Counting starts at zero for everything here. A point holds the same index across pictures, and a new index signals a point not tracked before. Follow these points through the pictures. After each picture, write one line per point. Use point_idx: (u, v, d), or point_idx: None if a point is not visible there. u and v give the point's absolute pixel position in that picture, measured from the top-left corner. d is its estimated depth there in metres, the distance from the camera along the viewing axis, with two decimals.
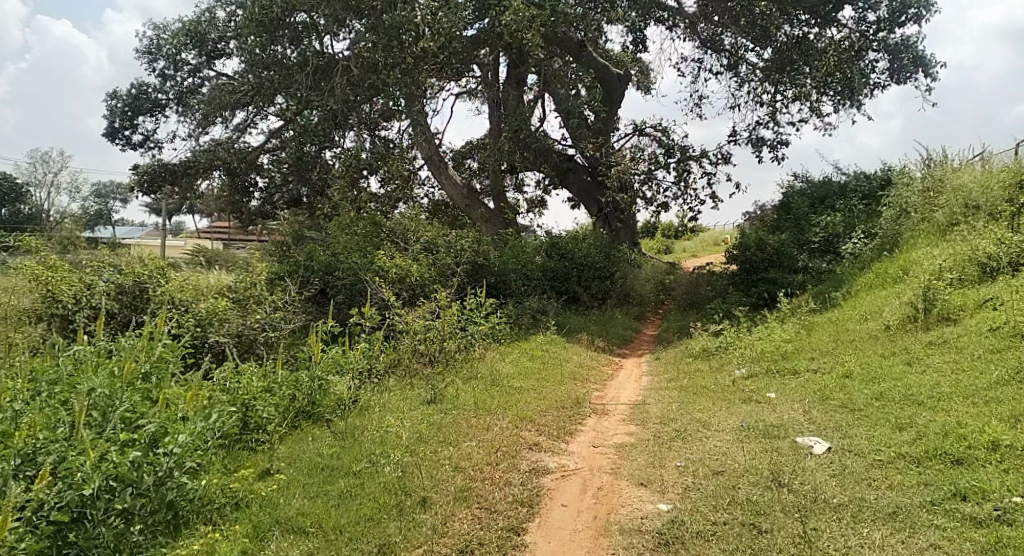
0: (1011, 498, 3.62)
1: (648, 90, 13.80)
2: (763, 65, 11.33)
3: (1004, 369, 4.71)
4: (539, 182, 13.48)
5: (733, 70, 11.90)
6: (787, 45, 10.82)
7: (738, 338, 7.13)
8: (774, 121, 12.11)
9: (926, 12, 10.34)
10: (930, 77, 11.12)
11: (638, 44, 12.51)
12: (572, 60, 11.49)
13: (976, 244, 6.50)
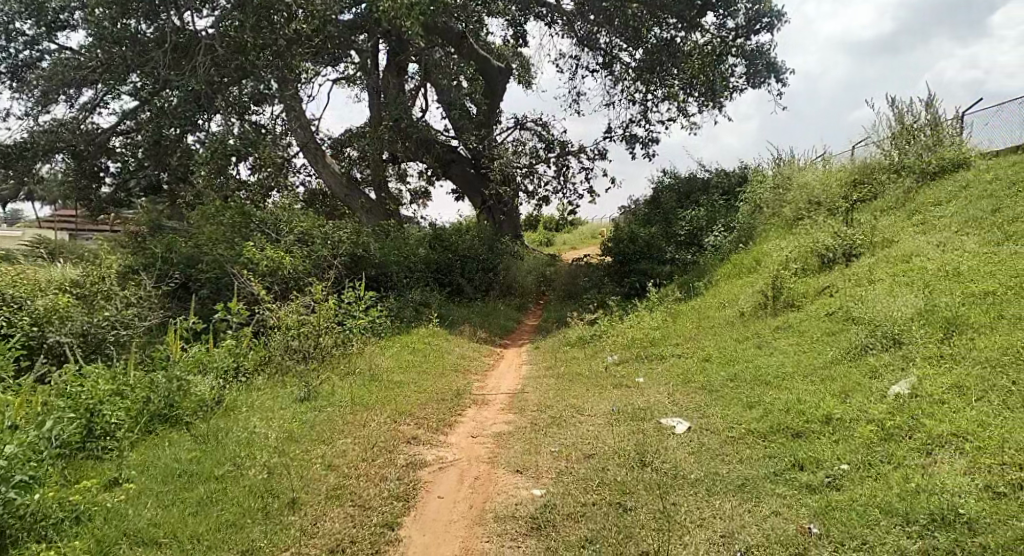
0: (839, 465, 4.11)
1: (529, 84, 14.05)
2: (634, 65, 11.80)
3: (837, 349, 5.24)
4: (423, 173, 13.35)
5: (608, 68, 12.35)
6: (657, 47, 11.19)
7: (611, 327, 7.45)
8: (645, 119, 12.71)
9: (777, 22, 11.20)
10: (782, 83, 12.09)
11: (519, 38, 12.67)
12: (453, 51, 11.48)
13: (816, 237, 7.17)
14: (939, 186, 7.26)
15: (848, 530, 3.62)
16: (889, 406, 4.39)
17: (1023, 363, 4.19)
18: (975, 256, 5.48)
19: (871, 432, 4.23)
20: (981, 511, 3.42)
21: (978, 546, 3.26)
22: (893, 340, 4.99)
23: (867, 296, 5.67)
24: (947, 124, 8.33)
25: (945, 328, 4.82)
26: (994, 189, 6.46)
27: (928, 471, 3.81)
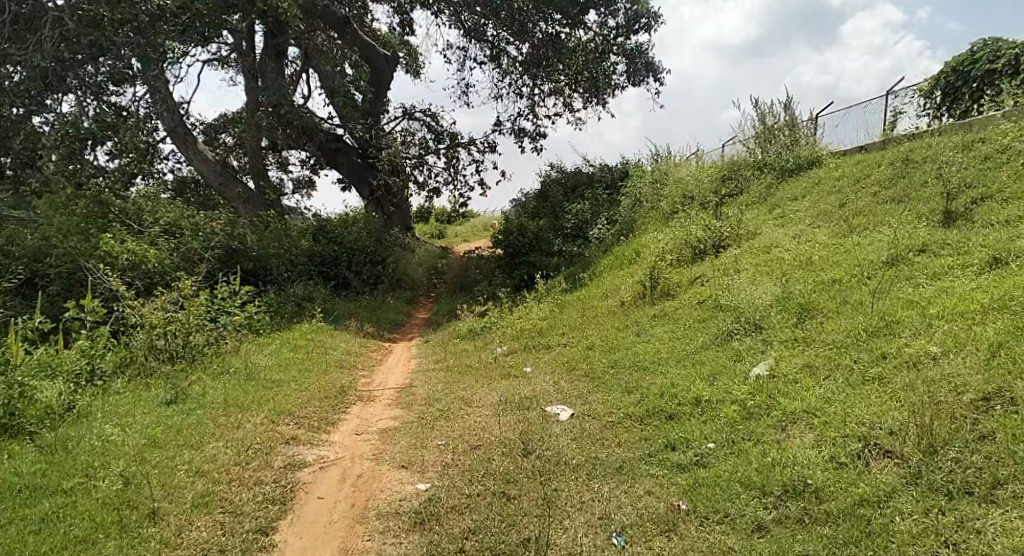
0: (707, 444, 4.39)
1: (417, 74, 13.90)
2: (521, 59, 11.93)
3: (706, 335, 5.57)
4: (305, 161, 12.82)
5: (496, 61, 12.43)
6: (542, 41, 11.53)
7: (501, 318, 7.52)
8: (533, 113, 12.91)
9: (654, 23, 11.73)
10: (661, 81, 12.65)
11: (405, 26, 12.48)
12: (336, 36, 11.11)
13: (690, 229, 7.58)
14: (796, 183, 7.87)
15: (713, 504, 3.89)
16: (751, 387, 4.74)
17: (862, 343, 4.63)
18: (823, 247, 6.00)
19: (734, 412, 4.56)
20: (825, 481, 3.76)
21: (823, 513, 3.59)
22: (755, 326, 5.37)
23: (733, 285, 6.06)
24: (802, 125, 9.05)
25: (799, 313, 5.26)
26: (841, 185, 7.09)
27: (781, 446, 4.15)
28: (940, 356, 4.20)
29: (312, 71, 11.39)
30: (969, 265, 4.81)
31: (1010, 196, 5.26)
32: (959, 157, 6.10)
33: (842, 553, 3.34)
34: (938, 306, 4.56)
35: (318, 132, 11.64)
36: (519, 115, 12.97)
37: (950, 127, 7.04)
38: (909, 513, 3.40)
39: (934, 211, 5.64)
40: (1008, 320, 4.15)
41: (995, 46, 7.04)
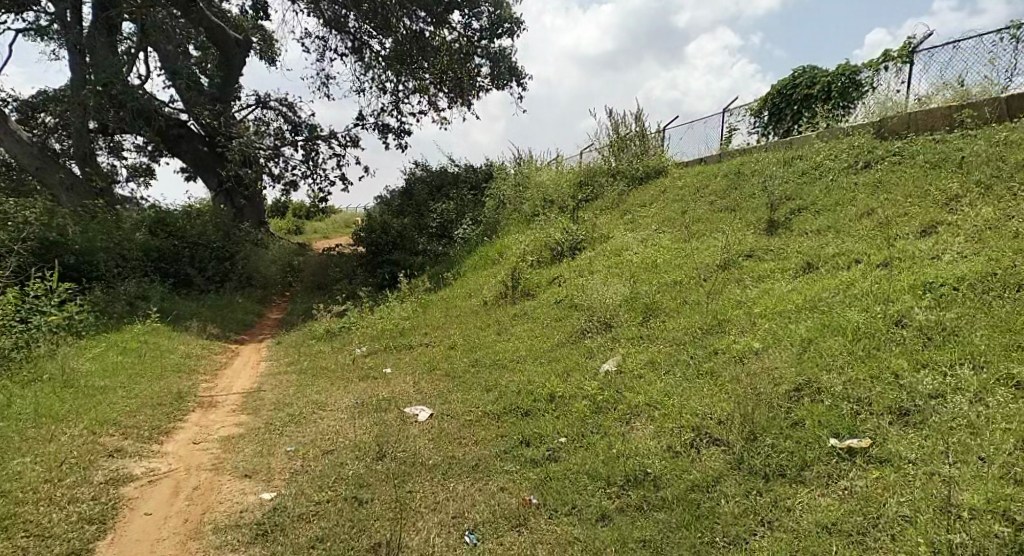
0: (558, 439, 4.56)
1: (272, 61, 13.23)
2: (384, 54, 11.71)
3: (562, 334, 5.78)
4: (143, 147, 11.77)
5: (358, 54, 12.13)
6: (407, 38, 11.50)
7: (360, 319, 7.34)
8: (397, 110, 12.73)
9: (517, 29, 12.03)
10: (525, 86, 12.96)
11: (259, 10, 11.83)
12: (180, 14, 10.30)
13: (549, 232, 7.85)
14: (646, 190, 8.38)
15: (561, 496, 4.04)
16: (599, 382, 4.99)
17: (698, 340, 5.03)
18: (667, 250, 6.45)
19: (584, 407, 4.78)
20: (662, 468, 4.04)
21: (660, 499, 3.84)
22: (606, 324, 5.66)
23: (587, 286, 6.34)
24: (652, 137, 9.67)
25: (644, 312, 5.60)
26: (684, 194, 7.65)
27: (625, 437, 4.40)
28: (761, 352, 4.63)
29: (152, 49, 10.47)
30: (787, 269, 5.34)
31: (821, 208, 5.90)
32: (781, 172, 6.80)
33: (673, 536, 3.58)
34: (761, 306, 5.04)
35: (159, 116, 10.70)
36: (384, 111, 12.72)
37: (774, 144, 7.83)
38: (732, 496, 3.73)
39: (761, 220, 6.23)
40: (815, 319, 4.64)
41: (813, 73, 7.96)
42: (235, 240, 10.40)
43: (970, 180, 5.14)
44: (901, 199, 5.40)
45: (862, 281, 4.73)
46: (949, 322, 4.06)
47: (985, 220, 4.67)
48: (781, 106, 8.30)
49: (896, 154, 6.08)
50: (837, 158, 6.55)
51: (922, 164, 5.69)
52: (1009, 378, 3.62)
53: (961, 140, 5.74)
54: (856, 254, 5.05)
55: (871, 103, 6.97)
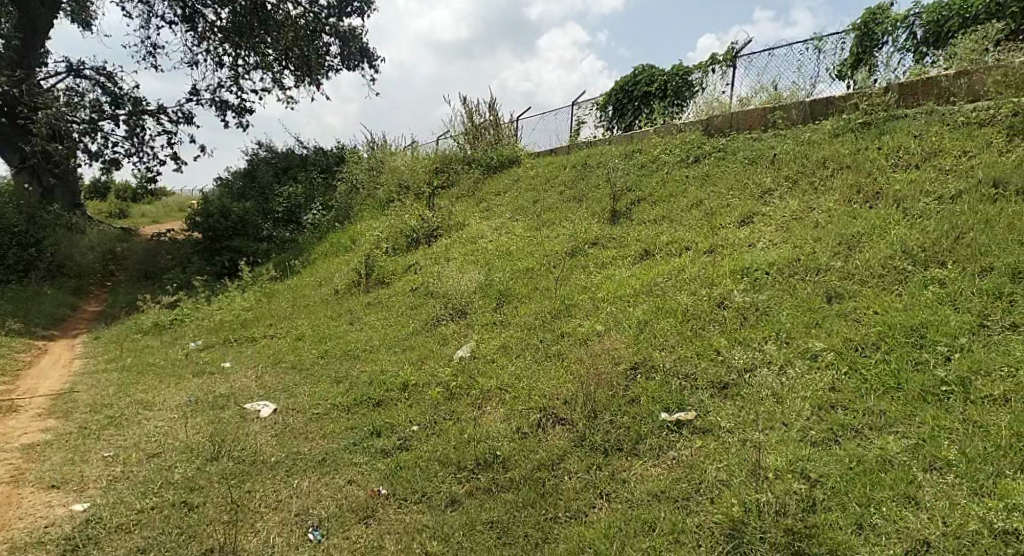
0: (411, 427, 4.52)
1: (86, 24, 11.86)
2: (221, 25, 11.02)
3: (417, 321, 5.75)
4: None
5: (190, 23, 11.19)
6: (246, 9, 10.88)
7: (196, 310, 6.88)
8: (237, 86, 11.95)
9: (367, 9, 11.78)
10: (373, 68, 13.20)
11: None
12: None
13: (404, 219, 7.79)
14: (499, 179, 8.56)
15: (411, 485, 4.01)
16: (454, 368, 5.01)
17: (548, 324, 5.20)
18: (519, 237, 6.63)
19: (438, 393, 4.78)
20: (511, 450, 4.13)
21: (508, 480, 3.93)
22: (461, 311, 5.70)
23: (443, 273, 6.34)
24: (506, 126, 9.99)
25: (497, 299, 5.69)
26: (535, 183, 7.90)
27: (477, 422, 4.45)
28: (603, 334, 4.87)
29: None
30: (627, 256, 5.67)
31: (657, 199, 6.31)
32: (622, 165, 7.23)
33: (519, 514, 3.68)
34: (603, 291, 5.31)
35: None
36: (222, 87, 11.94)
37: (616, 138, 8.33)
38: (575, 472, 3.89)
39: (605, 210, 6.56)
40: (651, 302, 4.97)
41: (650, 73, 8.53)
42: (44, 224, 9.21)
43: (780, 175, 5.74)
44: (725, 192, 5.91)
45: (692, 267, 5.13)
46: (762, 303, 4.51)
47: (791, 212, 5.23)
48: (624, 102, 8.84)
49: (720, 150, 6.65)
50: (672, 152, 7.06)
51: (741, 160, 6.26)
52: (806, 351, 4.05)
53: (772, 139, 6.40)
54: (687, 241, 5.47)
55: (701, 102, 7.61)
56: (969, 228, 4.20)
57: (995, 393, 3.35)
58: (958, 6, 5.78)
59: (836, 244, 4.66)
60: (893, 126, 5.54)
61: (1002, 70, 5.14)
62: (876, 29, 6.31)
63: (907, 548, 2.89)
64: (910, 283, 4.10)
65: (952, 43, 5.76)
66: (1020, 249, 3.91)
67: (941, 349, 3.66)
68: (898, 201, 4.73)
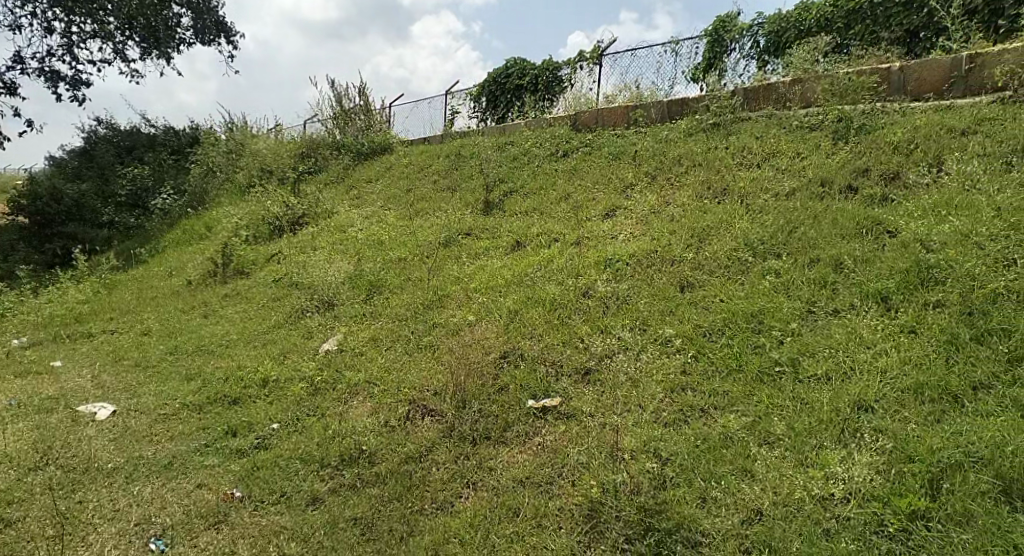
0: (271, 425, 4.28)
1: None
2: None
3: (280, 314, 5.49)
4: None
5: None
6: None
7: (20, 304, 6.22)
8: (71, 56, 10.77)
9: None
10: (230, 44, 12.64)
11: None
12: None
13: (265, 204, 7.43)
14: (371, 167, 8.42)
15: (269, 486, 3.80)
16: (319, 362, 4.82)
17: (419, 316, 5.12)
18: (390, 227, 6.54)
19: (301, 389, 4.57)
20: (377, 445, 4.03)
21: (374, 475, 3.83)
22: (328, 303, 5.49)
23: (308, 263, 6.11)
24: (377, 112, 9.88)
25: (368, 290, 5.55)
26: (407, 172, 7.84)
27: (343, 418, 4.30)
28: (474, 323, 4.89)
29: None
30: (500, 246, 5.72)
31: (528, 191, 6.42)
32: (495, 157, 7.30)
33: (384, 509, 3.59)
34: (476, 282, 5.31)
35: None
36: (51, 55, 10.64)
37: (491, 130, 8.41)
38: (442, 463, 3.86)
39: (477, 200, 6.59)
40: (522, 291, 5.05)
41: (522, 67, 8.68)
42: None
43: (640, 170, 6.03)
44: (590, 185, 6.12)
45: (560, 258, 5.27)
46: (623, 292, 4.73)
47: (650, 206, 5.51)
48: (496, 94, 9.01)
49: (587, 144, 6.89)
50: (542, 146, 7.22)
51: (607, 155, 6.51)
52: (659, 337, 4.29)
53: (635, 136, 6.72)
54: (555, 233, 5.61)
55: (570, 99, 7.90)
56: (801, 222, 4.62)
57: (819, 372, 3.67)
58: (794, 19, 6.45)
59: (689, 236, 4.97)
60: (739, 128, 5.99)
61: (828, 79, 5.69)
62: (726, 35, 6.83)
63: (743, 517, 3.11)
64: (751, 274, 4.44)
65: (789, 53, 6.41)
66: (841, 241, 4.31)
67: (775, 333, 3.99)
68: (742, 197, 5.12)
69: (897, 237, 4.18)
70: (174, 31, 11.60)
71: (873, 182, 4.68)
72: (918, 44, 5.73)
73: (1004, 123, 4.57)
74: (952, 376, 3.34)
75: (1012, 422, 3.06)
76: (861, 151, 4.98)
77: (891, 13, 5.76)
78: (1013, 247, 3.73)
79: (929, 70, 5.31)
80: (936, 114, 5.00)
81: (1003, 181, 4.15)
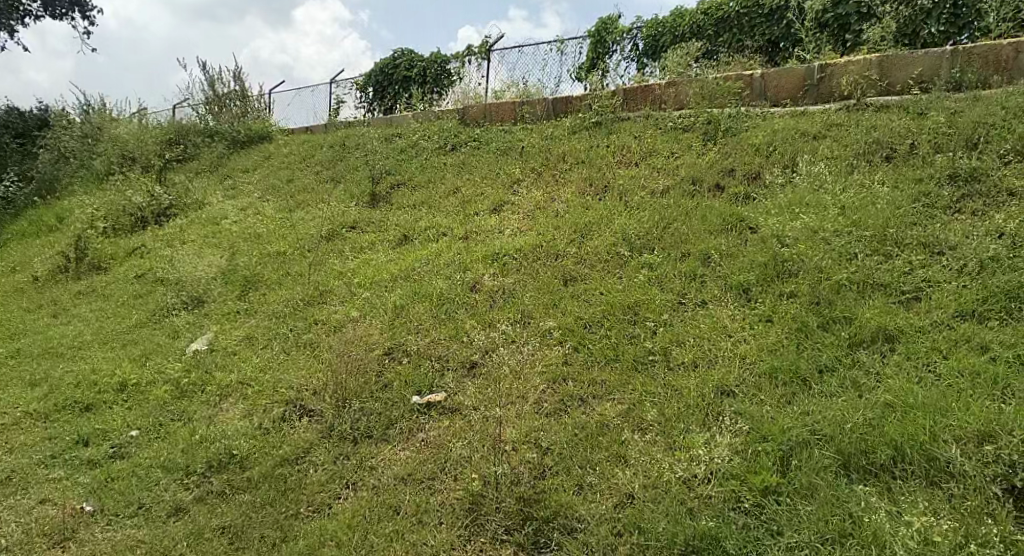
0: (130, 432, 3.98)
1: None
2: None
3: (142, 312, 5.13)
4: None
5: None
6: None
7: None
8: None
9: None
10: (87, 20, 11.67)
11: None
12: None
13: (127, 194, 6.93)
14: (248, 157, 8.11)
15: (125, 497, 3.52)
16: (186, 363, 4.52)
17: (299, 312, 4.92)
18: (268, 219, 6.27)
19: (165, 392, 4.27)
20: (250, 449, 3.82)
21: (245, 480, 3.63)
22: (198, 301, 5.19)
23: (175, 258, 5.77)
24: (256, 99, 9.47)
25: (243, 286, 5.29)
26: (287, 163, 7.57)
27: (212, 421, 4.05)
28: (357, 319, 4.76)
29: None
30: (385, 240, 5.61)
31: (416, 184, 6.36)
32: (382, 149, 7.18)
33: (255, 515, 3.41)
34: (360, 277, 5.17)
35: None
36: None
37: (379, 121, 8.28)
38: (321, 464, 3.72)
39: (363, 193, 6.42)
40: (407, 286, 4.97)
41: (410, 58, 8.75)
42: None
43: (527, 166, 6.11)
44: (478, 179, 6.14)
45: (448, 252, 5.24)
46: (508, 286, 4.76)
47: (535, 201, 5.59)
48: (385, 85, 9.01)
49: (475, 139, 6.90)
50: (430, 138, 7.17)
51: (494, 150, 6.56)
52: (541, 330, 4.36)
53: (521, 132, 6.81)
54: (442, 227, 5.57)
55: (459, 93, 7.92)
56: (674, 219, 4.84)
57: (687, 360, 3.86)
58: (669, 24, 6.84)
59: (572, 231, 5.09)
60: (619, 127, 6.22)
61: (699, 84, 6.02)
62: (608, 37, 7.12)
63: (615, 502, 3.19)
64: (628, 268, 4.60)
65: (664, 56, 6.76)
66: (709, 237, 4.56)
67: (649, 324, 4.15)
68: (621, 194, 5.30)
69: (758, 233, 4.48)
70: (19, 2, 10.52)
71: (738, 181, 4.98)
72: (778, 54, 6.20)
73: (849, 129, 5.01)
74: (802, 360, 3.58)
75: (849, 402, 3.28)
76: (728, 152, 5.29)
77: (755, 24, 6.22)
78: (855, 242, 4.08)
79: (787, 78, 5.75)
80: (793, 119, 5.41)
81: (846, 181, 4.54)
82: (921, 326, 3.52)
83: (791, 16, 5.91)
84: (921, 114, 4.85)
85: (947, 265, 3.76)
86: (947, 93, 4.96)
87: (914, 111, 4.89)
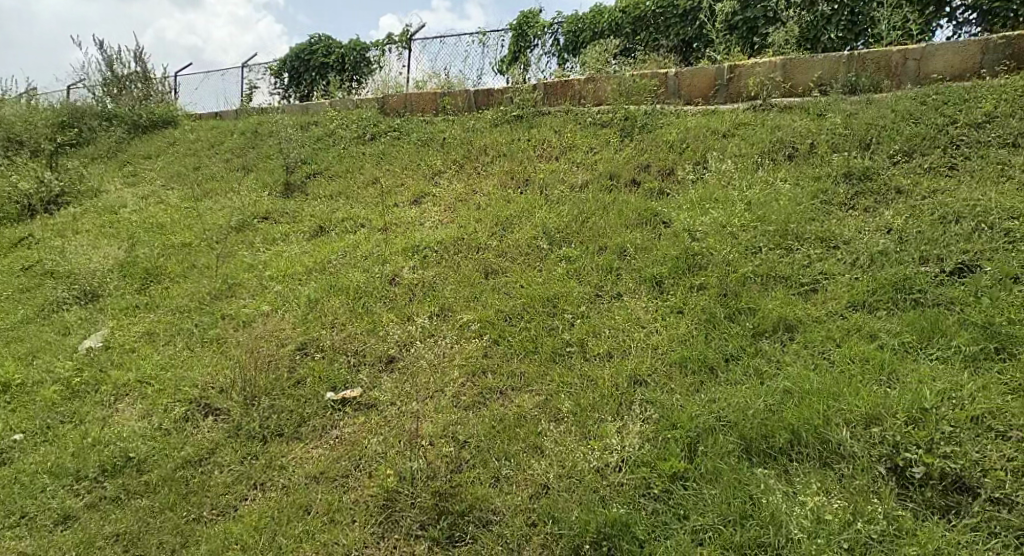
0: (12, 436, 3.70)
1: None
2: None
3: (28, 307, 4.77)
4: None
5: None
6: None
7: None
8: None
9: None
10: None
11: None
12: None
13: (14, 179, 6.42)
14: (149, 144, 7.71)
15: (5, 507, 3.27)
16: (78, 362, 4.22)
17: (205, 307, 4.69)
18: (173, 209, 5.95)
19: (54, 393, 3.99)
20: (149, 450, 3.61)
21: (143, 484, 3.42)
22: (91, 294, 4.87)
23: (67, 249, 5.40)
24: None
25: (144, 279, 5.00)
26: (194, 151, 7.23)
27: (106, 423, 3.80)
28: (268, 314, 4.58)
29: None
30: (300, 232, 5.43)
31: (334, 173, 6.19)
32: (298, 136, 6.94)
33: (153, 521, 3.22)
34: (272, 270, 4.98)
35: None
36: None
37: (294, 109, 8.03)
38: (226, 465, 3.55)
39: (276, 182, 6.20)
40: (323, 279, 4.83)
41: (329, 44, 8.51)
42: None
43: (449, 158, 6.05)
44: (398, 170, 6.04)
45: (366, 244, 5.13)
46: (428, 278, 4.71)
47: (457, 194, 5.55)
48: (303, 72, 8.74)
49: (396, 129, 6.79)
50: (349, 127, 6.99)
51: (414, 141, 6.47)
52: (459, 323, 4.33)
53: (442, 123, 6.75)
54: (360, 219, 5.45)
55: (379, 82, 7.79)
56: (592, 213, 4.91)
57: (602, 351, 3.92)
58: (588, 21, 6.96)
59: (494, 225, 5.07)
60: (540, 121, 6.26)
61: (616, 80, 6.14)
62: (529, 31, 7.17)
63: (530, 492, 3.20)
64: (547, 261, 4.64)
65: (584, 52, 6.87)
66: (625, 231, 4.66)
67: (567, 316, 4.19)
68: (541, 188, 5.34)
69: (671, 227, 4.60)
70: None
71: (652, 177, 5.11)
72: (691, 54, 6.42)
73: (757, 128, 5.22)
74: (709, 349, 3.71)
75: (752, 389, 3.41)
76: (645, 148, 5.42)
77: (670, 24, 6.41)
78: (760, 237, 4.26)
79: (698, 78, 5.95)
80: (705, 117, 5.60)
81: (752, 178, 4.74)
82: (818, 316, 3.71)
83: (702, 18, 6.13)
84: (821, 116, 5.13)
85: (842, 259, 3.98)
86: (843, 96, 5.26)
87: (814, 113, 5.17)
